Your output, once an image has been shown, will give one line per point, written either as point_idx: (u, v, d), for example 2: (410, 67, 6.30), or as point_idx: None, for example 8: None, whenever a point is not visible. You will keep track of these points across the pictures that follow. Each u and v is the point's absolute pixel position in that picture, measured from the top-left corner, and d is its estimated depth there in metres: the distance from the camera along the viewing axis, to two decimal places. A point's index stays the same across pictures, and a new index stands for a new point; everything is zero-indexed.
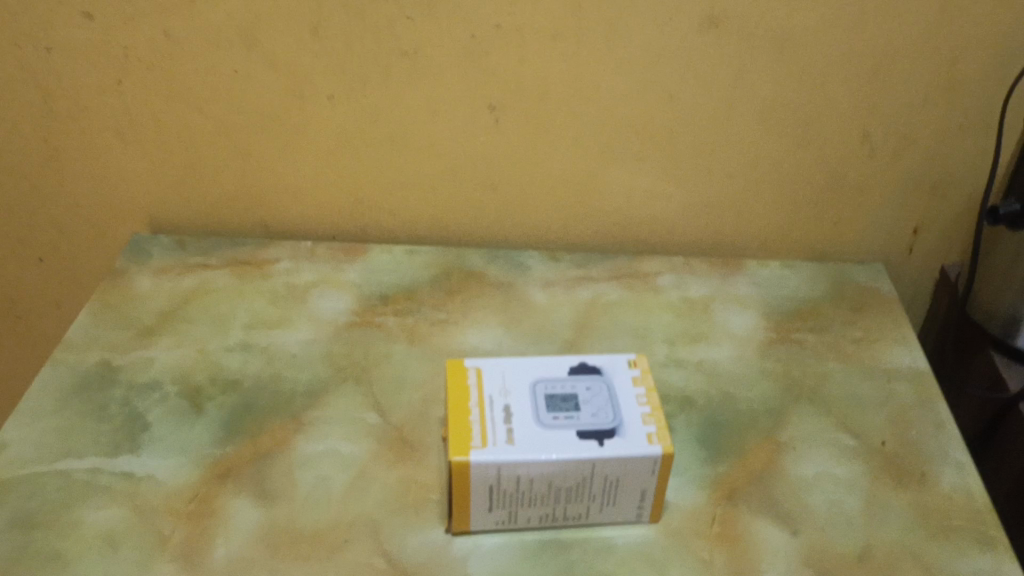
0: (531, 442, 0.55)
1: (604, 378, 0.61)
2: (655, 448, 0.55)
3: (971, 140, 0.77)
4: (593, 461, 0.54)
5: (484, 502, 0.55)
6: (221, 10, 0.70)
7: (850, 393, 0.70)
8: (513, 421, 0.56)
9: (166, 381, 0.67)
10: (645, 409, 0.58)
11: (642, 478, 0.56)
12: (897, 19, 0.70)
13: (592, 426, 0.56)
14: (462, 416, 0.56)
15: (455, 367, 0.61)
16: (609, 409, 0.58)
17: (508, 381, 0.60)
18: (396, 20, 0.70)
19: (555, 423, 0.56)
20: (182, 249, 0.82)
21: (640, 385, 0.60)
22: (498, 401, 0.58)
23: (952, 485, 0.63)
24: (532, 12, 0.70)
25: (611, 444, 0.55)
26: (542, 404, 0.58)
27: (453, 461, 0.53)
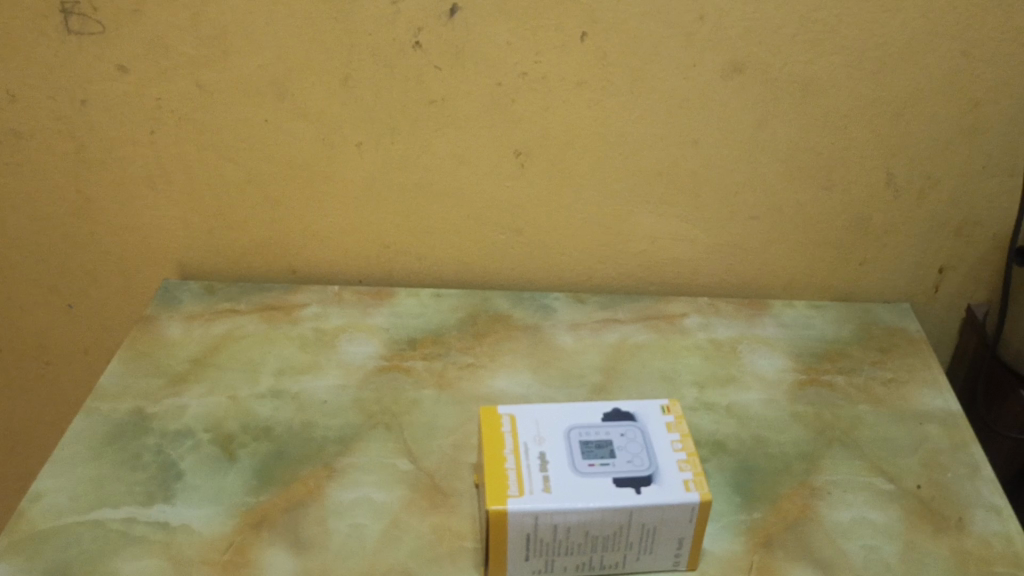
0: (568, 491, 0.55)
1: (638, 424, 0.61)
2: (692, 495, 0.55)
3: (995, 181, 0.77)
4: (631, 509, 0.54)
5: (521, 551, 0.55)
6: (253, 61, 0.72)
7: (882, 437, 0.69)
8: (549, 469, 0.56)
9: (198, 429, 0.67)
10: (680, 455, 0.58)
11: (679, 527, 0.56)
12: (918, 64, 0.70)
13: (628, 473, 0.56)
14: (498, 464, 0.56)
15: (489, 415, 0.61)
16: (644, 456, 0.58)
17: (543, 428, 0.60)
18: (424, 69, 0.72)
19: (590, 471, 0.56)
20: (211, 295, 0.83)
21: (675, 430, 0.60)
22: (533, 448, 0.58)
23: (989, 530, 0.62)
24: (557, 60, 0.71)
25: (647, 492, 0.55)
26: (577, 451, 0.58)
27: (490, 510, 0.53)
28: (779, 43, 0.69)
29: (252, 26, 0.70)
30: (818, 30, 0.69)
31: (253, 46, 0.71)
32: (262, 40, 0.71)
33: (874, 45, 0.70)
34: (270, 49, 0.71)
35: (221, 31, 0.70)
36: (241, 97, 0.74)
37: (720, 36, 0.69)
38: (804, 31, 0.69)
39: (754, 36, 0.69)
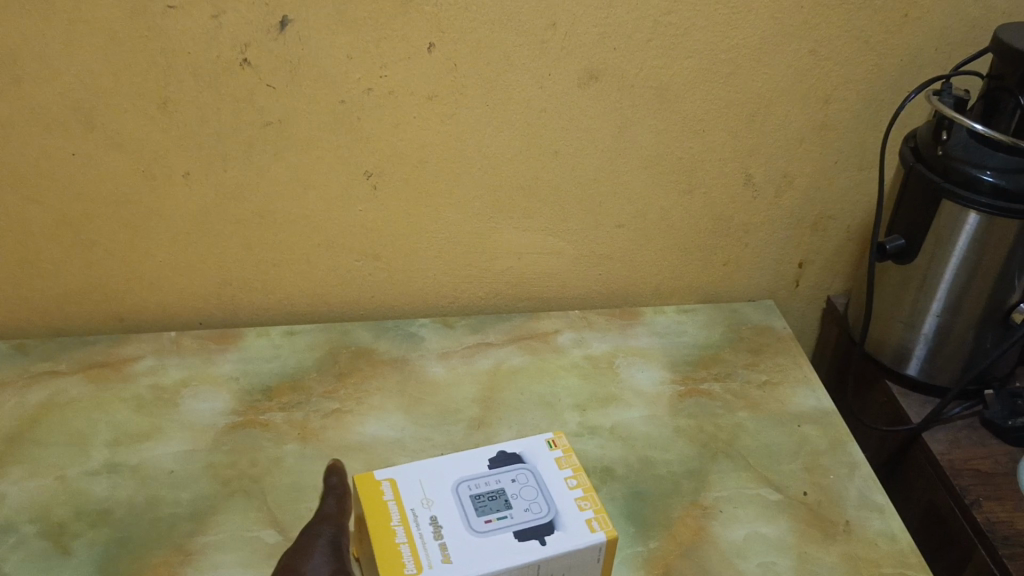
0: (470, 553, 0.50)
1: (528, 466, 0.57)
2: (598, 535, 0.51)
3: (847, 176, 0.77)
4: (540, 562, 0.50)
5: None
6: (52, 89, 0.63)
7: (764, 444, 0.68)
8: (444, 534, 0.51)
9: (22, 521, 0.58)
10: (577, 492, 0.55)
11: (586, 568, 0.52)
12: (770, 65, 0.70)
13: (529, 523, 0.52)
14: (388, 539, 0.50)
15: (367, 480, 0.54)
16: (541, 501, 0.54)
17: (427, 488, 0.54)
18: (255, 90, 0.64)
19: (488, 528, 0.51)
20: (24, 356, 0.72)
21: (566, 467, 0.57)
22: (423, 514, 0.52)
23: (876, 531, 0.61)
24: (404, 75, 0.65)
25: (552, 539, 0.51)
26: (468, 506, 0.53)
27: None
28: (633, 48, 0.67)
29: (46, 47, 0.61)
30: (673, 34, 0.66)
31: (50, 71, 0.62)
32: (60, 64, 0.62)
33: (728, 46, 0.68)
34: (71, 74, 0.62)
35: (10, 56, 0.61)
36: (39, 129, 0.65)
37: (574, 43, 0.66)
38: (659, 34, 0.66)
39: (608, 42, 0.66)
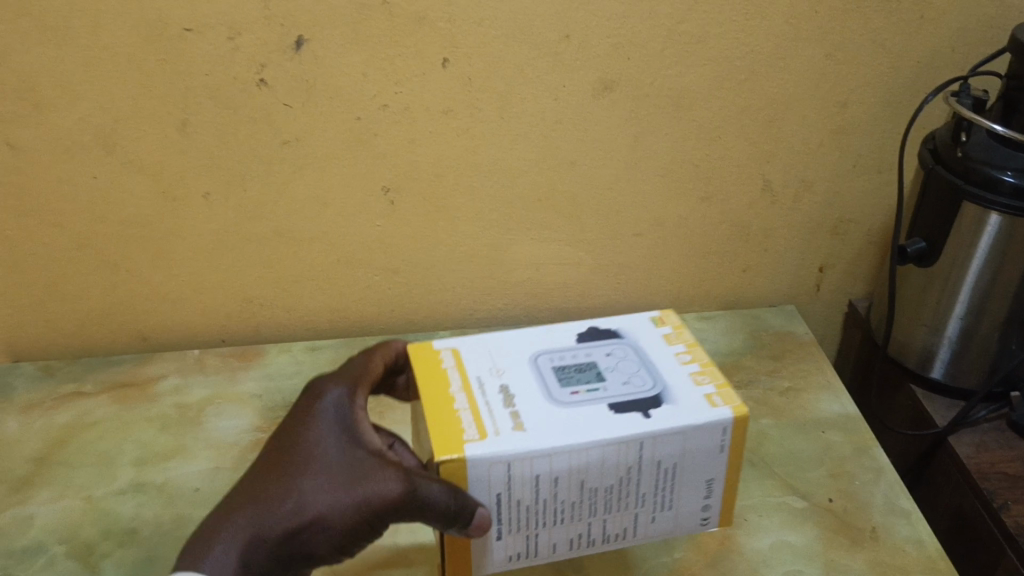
0: (558, 424, 0.45)
1: (628, 344, 0.52)
2: (724, 410, 0.47)
3: (865, 179, 0.77)
4: (653, 437, 0.45)
5: (500, 511, 0.46)
6: (71, 114, 0.64)
7: (788, 452, 0.68)
8: (518, 404, 0.47)
9: (50, 543, 0.58)
10: (693, 367, 0.50)
11: (709, 457, 0.48)
12: (786, 70, 0.69)
13: (631, 395, 0.48)
14: (445, 407, 0.46)
15: (429, 357, 0.51)
16: (643, 374, 0.50)
17: (503, 355, 0.51)
18: (273, 110, 0.65)
19: (578, 399, 0.47)
20: (50, 377, 0.74)
21: (677, 344, 0.52)
22: (492, 383, 0.48)
23: (903, 537, 0.60)
24: (419, 90, 0.66)
25: (664, 414, 0.46)
26: (556, 375, 0.49)
27: (438, 461, 0.43)
28: (647, 58, 0.67)
29: (65, 74, 0.62)
30: (687, 42, 0.66)
31: (69, 97, 0.63)
32: (80, 89, 0.63)
33: (742, 53, 0.68)
34: (90, 100, 0.63)
35: (31, 83, 0.62)
36: (61, 154, 0.66)
37: (588, 55, 0.66)
38: (673, 43, 0.66)
39: (622, 52, 0.66)
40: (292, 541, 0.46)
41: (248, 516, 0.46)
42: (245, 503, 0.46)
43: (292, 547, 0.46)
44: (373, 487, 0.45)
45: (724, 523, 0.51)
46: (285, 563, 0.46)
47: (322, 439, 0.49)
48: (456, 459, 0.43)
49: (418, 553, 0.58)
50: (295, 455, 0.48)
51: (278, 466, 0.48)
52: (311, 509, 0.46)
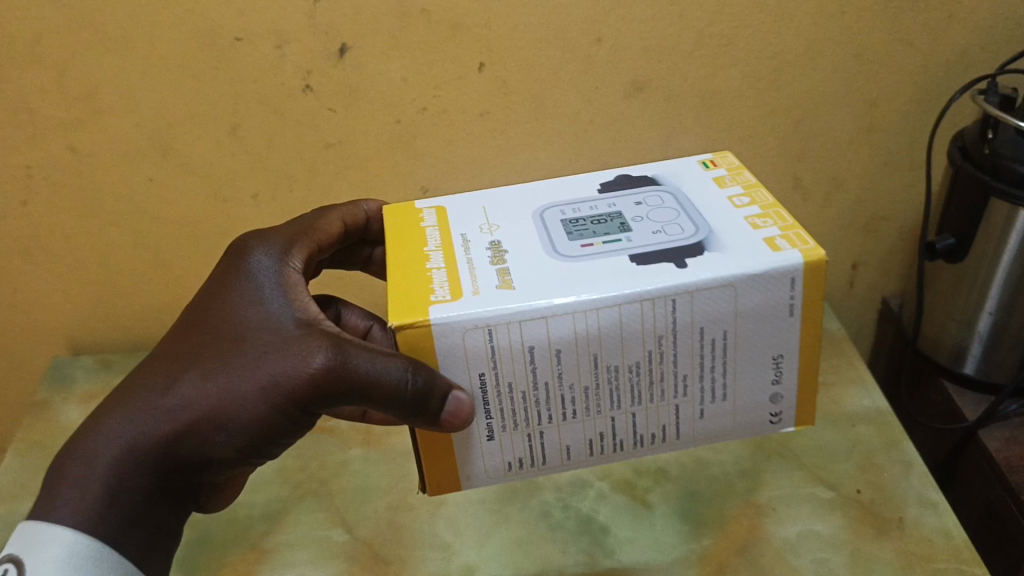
0: (561, 280, 0.40)
1: (676, 194, 0.47)
2: (793, 254, 0.40)
3: (898, 176, 0.77)
4: (688, 292, 0.39)
5: (491, 396, 0.41)
6: (128, 120, 0.68)
7: (819, 444, 0.69)
8: (507, 261, 0.42)
9: None
10: (751, 211, 0.44)
11: (774, 318, 0.41)
12: (817, 70, 0.70)
13: (668, 243, 0.42)
14: (419, 270, 0.42)
15: (411, 223, 0.47)
16: (685, 222, 0.44)
17: (504, 215, 0.47)
18: (317, 114, 0.69)
19: (591, 253, 0.42)
20: (105, 370, 0.83)
21: (736, 190, 0.46)
22: (481, 244, 0.44)
23: (929, 527, 0.61)
24: (456, 93, 0.68)
25: (705, 262, 0.40)
26: (571, 229, 0.45)
27: (393, 327, 0.39)
28: (676, 60, 0.68)
29: (122, 82, 0.66)
30: (717, 44, 0.67)
31: (125, 104, 0.67)
32: (136, 96, 0.66)
33: (771, 54, 0.69)
34: (146, 106, 0.67)
35: (91, 91, 0.66)
36: (120, 157, 0.70)
37: (619, 57, 0.67)
38: (703, 45, 0.67)
39: (652, 55, 0.68)
40: (184, 439, 0.45)
41: (126, 418, 0.46)
42: (136, 398, 0.46)
43: (187, 445, 0.45)
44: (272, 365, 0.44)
45: (801, 421, 0.45)
46: (184, 463, 0.46)
47: (234, 320, 0.48)
48: (417, 325, 0.39)
49: (452, 536, 0.63)
50: (202, 340, 0.47)
51: (181, 356, 0.47)
52: (198, 402, 0.45)
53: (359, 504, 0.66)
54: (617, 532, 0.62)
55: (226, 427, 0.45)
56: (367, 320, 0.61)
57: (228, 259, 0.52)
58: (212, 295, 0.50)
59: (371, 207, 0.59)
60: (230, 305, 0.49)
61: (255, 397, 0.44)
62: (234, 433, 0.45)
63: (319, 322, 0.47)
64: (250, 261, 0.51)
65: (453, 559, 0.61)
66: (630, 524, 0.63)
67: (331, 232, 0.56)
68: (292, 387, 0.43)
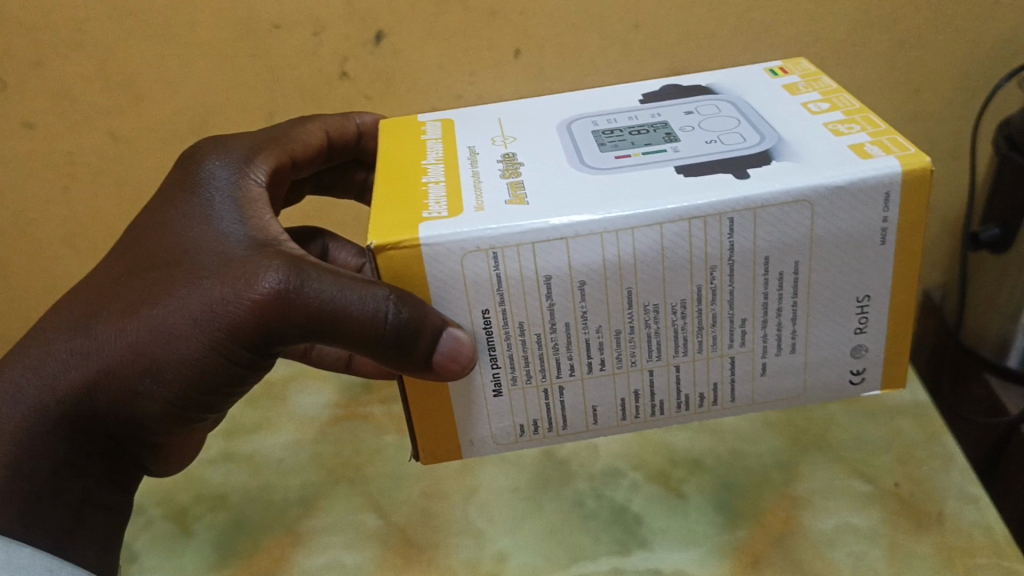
0: (592, 194, 0.40)
1: (743, 106, 0.47)
2: (890, 161, 0.39)
3: (941, 164, 0.76)
4: (751, 209, 0.38)
5: (500, 341, 0.41)
6: (167, 107, 0.68)
7: (856, 437, 0.68)
8: (522, 176, 0.42)
9: (150, 505, 0.67)
10: (832, 117, 0.44)
11: (863, 244, 0.40)
12: (859, 56, 0.68)
13: (736, 151, 0.42)
14: (415, 188, 0.42)
15: (414, 142, 0.48)
16: (753, 130, 0.43)
17: (528, 131, 0.47)
18: (354, 101, 0.69)
19: (632, 164, 0.42)
20: None
21: (816, 104, 0.46)
22: (488, 161, 0.44)
23: (970, 522, 0.60)
24: (493, 80, 0.68)
25: (778, 172, 0.39)
26: (608, 140, 0.45)
27: (374, 246, 0.38)
28: (716, 47, 0.67)
29: (160, 70, 0.66)
30: (757, 29, 0.66)
31: (164, 91, 0.67)
32: (175, 82, 0.67)
33: (811, 40, 0.67)
34: (185, 93, 0.68)
35: (131, 78, 0.67)
36: (160, 144, 0.71)
37: (657, 43, 0.67)
38: (743, 31, 0.66)
39: (691, 42, 0.67)
40: (106, 382, 0.47)
41: (42, 365, 0.48)
42: (64, 338, 0.48)
43: (107, 391, 0.47)
44: (211, 293, 0.43)
45: (885, 380, 0.45)
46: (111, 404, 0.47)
47: (174, 241, 0.48)
48: (400, 246, 0.38)
49: (485, 523, 0.63)
50: (139, 268, 0.48)
51: (114, 288, 0.48)
52: (119, 340, 0.46)
53: (393, 490, 0.66)
54: (650, 522, 0.62)
55: (152, 370, 0.46)
56: (359, 258, 0.65)
57: (184, 170, 0.53)
58: (158, 214, 0.51)
59: (365, 120, 0.61)
60: (176, 225, 0.49)
61: (184, 332, 0.44)
62: (163, 374, 0.46)
63: (274, 241, 0.47)
64: (205, 174, 0.51)
65: (486, 546, 0.61)
66: (664, 514, 0.63)
67: (310, 143, 0.58)
68: (228, 319, 0.43)
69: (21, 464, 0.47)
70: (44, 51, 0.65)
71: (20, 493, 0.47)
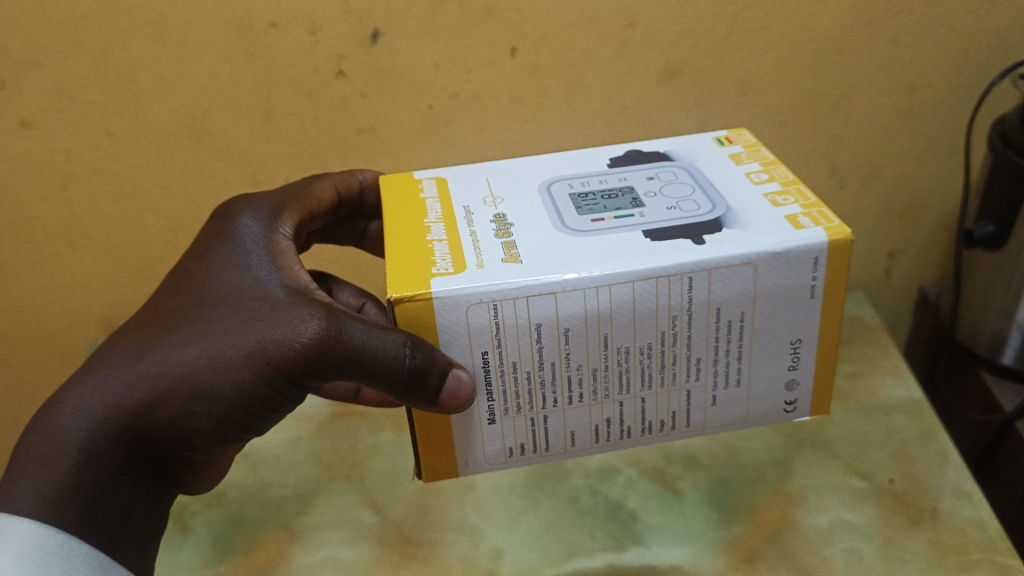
0: (568, 253, 0.41)
1: (697, 173, 0.49)
2: (816, 232, 0.41)
3: (936, 163, 0.76)
4: (707, 269, 0.41)
5: (495, 376, 0.43)
6: (164, 105, 0.69)
7: (851, 433, 0.69)
8: (515, 236, 0.43)
9: None
10: (770, 188, 0.46)
11: (796, 301, 0.43)
12: (854, 54, 0.69)
13: (690, 221, 0.43)
14: (419, 243, 0.43)
15: (408, 197, 0.49)
16: (704, 200, 0.45)
17: (507, 189, 0.48)
18: (350, 99, 0.69)
19: (599, 229, 0.43)
20: None
21: (759, 173, 0.48)
22: (483, 219, 0.45)
23: (963, 518, 0.60)
24: (488, 78, 0.68)
25: (727, 238, 0.41)
26: (581, 204, 0.46)
27: (393, 298, 0.39)
28: (711, 44, 0.67)
29: (158, 68, 0.66)
30: (752, 27, 0.67)
31: (161, 89, 0.68)
32: (171, 80, 0.67)
33: (807, 38, 0.67)
34: (181, 91, 0.68)
35: (127, 76, 0.67)
36: (156, 141, 0.71)
37: (652, 40, 0.67)
38: (737, 28, 0.66)
39: (686, 39, 0.67)
40: (159, 408, 0.47)
41: (95, 385, 0.48)
42: (110, 369, 0.48)
43: (159, 416, 0.47)
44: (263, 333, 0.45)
45: (814, 410, 0.47)
46: (159, 432, 0.48)
47: (217, 284, 0.50)
48: (416, 299, 0.39)
49: (481, 519, 0.63)
50: (180, 308, 0.50)
51: (161, 322, 0.50)
52: (176, 368, 0.47)
53: (389, 487, 0.66)
54: (645, 518, 0.62)
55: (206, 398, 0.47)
56: (360, 298, 0.64)
57: (217, 220, 0.55)
58: (196, 261, 0.53)
59: (368, 176, 0.62)
60: (214, 269, 0.51)
61: (238, 363, 0.46)
62: (214, 402, 0.47)
63: (307, 290, 0.49)
64: (238, 226, 0.54)
65: (482, 543, 0.61)
66: (659, 511, 0.63)
67: (324, 199, 0.59)
68: (278, 357, 0.45)
69: (77, 483, 0.46)
70: (41, 49, 0.65)
71: (76, 505, 0.46)
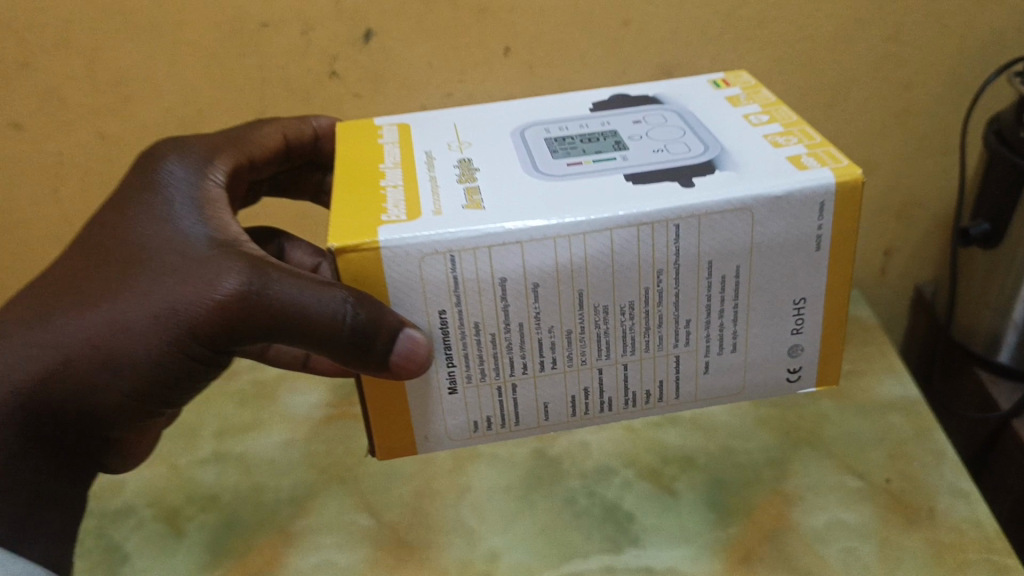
0: (548, 200, 0.40)
1: (688, 117, 0.48)
2: (826, 173, 0.40)
3: (931, 161, 0.76)
4: (695, 215, 0.40)
5: (454, 337, 0.42)
6: (156, 107, 0.68)
7: (849, 433, 0.68)
8: (479, 180, 0.43)
9: (141, 505, 0.67)
10: (771, 129, 0.46)
11: (796, 250, 0.42)
12: (849, 52, 0.68)
13: (685, 162, 0.43)
14: (372, 189, 0.42)
15: (367, 145, 0.48)
16: (696, 141, 0.45)
17: (480, 136, 0.48)
18: (343, 100, 0.69)
19: (575, 172, 0.43)
20: None
21: (751, 115, 0.47)
22: (439, 167, 0.45)
23: (960, 516, 0.60)
24: (483, 79, 0.68)
25: (719, 181, 0.41)
26: (559, 147, 0.46)
27: (334, 248, 0.38)
28: (706, 44, 0.67)
29: (150, 69, 0.66)
30: (747, 26, 0.66)
31: (153, 91, 0.67)
32: (164, 82, 0.67)
33: (802, 37, 0.67)
34: (173, 93, 0.67)
35: (119, 78, 0.66)
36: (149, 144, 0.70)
37: (647, 41, 0.67)
38: (732, 27, 0.66)
39: (681, 39, 0.67)
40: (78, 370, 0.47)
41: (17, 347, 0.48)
42: (30, 334, 0.48)
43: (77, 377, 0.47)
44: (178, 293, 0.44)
45: (821, 381, 0.47)
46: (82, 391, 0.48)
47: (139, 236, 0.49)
48: (360, 248, 0.39)
49: (477, 522, 0.63)
50: (101, 262, 0.49)
51: (82, 279, 0.49)
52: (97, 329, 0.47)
53: (385, 489, 0.66)
54: (642, 519, 0.62)
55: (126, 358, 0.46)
56: (315, 257, 0.64)
57: (144, 168, 0.53)
58: (117, 208, 0.51)
59: (321, 122, 0.62)
60: (138, 218, 0.49)
61: (154, 325, 0.45)
62: (133, 362, 0.47)
63: (234, 241, 0.48)
64: (162, 172, 0.52)
65: (478, 546, 0.61)
66: (656, 512, 0.63)
67: (268, 145, 0.59)
68: (194, 317, 0.44)
69: None
70: (32, 52, 0.65)
71: None
